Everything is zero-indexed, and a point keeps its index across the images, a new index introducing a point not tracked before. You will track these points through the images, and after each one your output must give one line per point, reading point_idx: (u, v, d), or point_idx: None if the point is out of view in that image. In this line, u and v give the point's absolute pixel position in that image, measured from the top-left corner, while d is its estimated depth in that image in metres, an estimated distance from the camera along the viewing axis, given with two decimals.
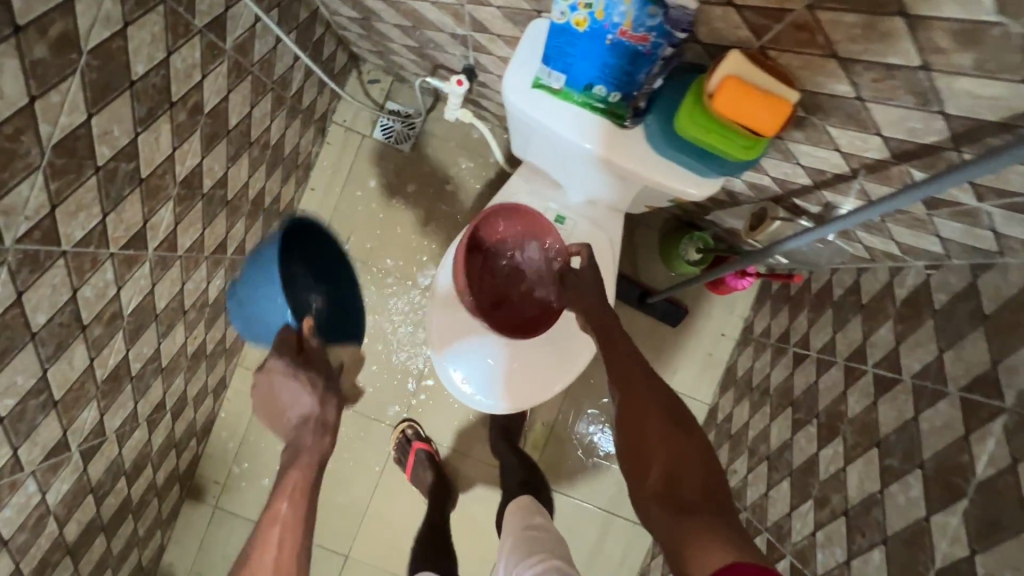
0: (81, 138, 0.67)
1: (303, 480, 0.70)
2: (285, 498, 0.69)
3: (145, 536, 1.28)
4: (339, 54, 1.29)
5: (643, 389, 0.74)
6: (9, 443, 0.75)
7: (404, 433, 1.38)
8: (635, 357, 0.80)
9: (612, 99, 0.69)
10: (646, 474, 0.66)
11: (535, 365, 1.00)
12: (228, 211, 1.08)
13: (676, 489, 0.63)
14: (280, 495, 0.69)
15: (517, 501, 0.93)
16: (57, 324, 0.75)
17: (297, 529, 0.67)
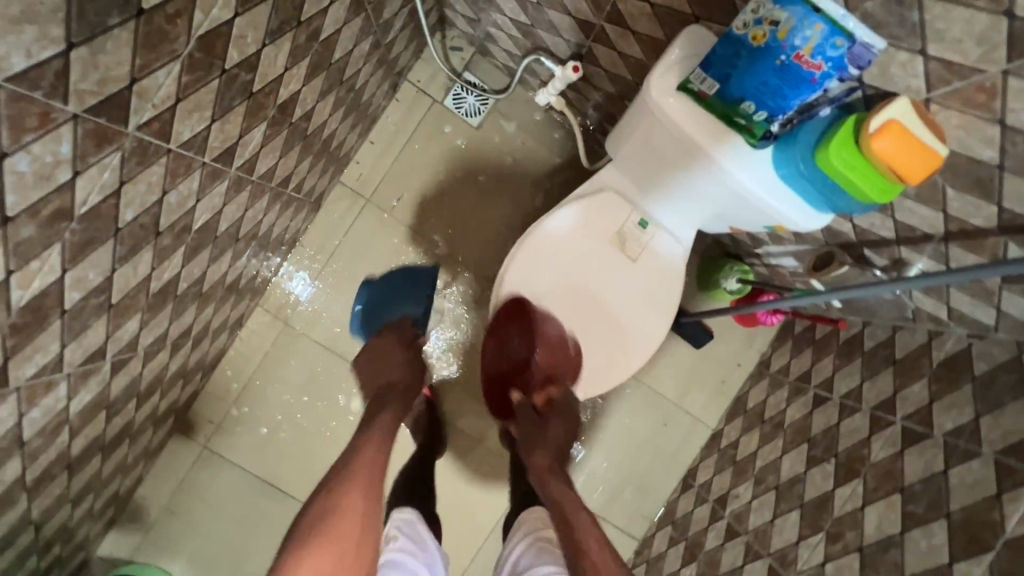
0: (221, 37, 0.64)
1: (371, 463, 0.79)
2: (353, 495, 0.72)
3: (130, 464, 1.21)
4: (432, 13, 1.26)
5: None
6: (61, 340, 0.70)
7: None
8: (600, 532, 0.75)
9: (757, 117, 0.71)
10: None
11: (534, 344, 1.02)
12: (302, 145, 1.04)
13: None
14: (348, 495, 0.72)
15: (525, 513, 0.91)
16: (138, 225, 0.71)
17: (369, 492, 0.74)
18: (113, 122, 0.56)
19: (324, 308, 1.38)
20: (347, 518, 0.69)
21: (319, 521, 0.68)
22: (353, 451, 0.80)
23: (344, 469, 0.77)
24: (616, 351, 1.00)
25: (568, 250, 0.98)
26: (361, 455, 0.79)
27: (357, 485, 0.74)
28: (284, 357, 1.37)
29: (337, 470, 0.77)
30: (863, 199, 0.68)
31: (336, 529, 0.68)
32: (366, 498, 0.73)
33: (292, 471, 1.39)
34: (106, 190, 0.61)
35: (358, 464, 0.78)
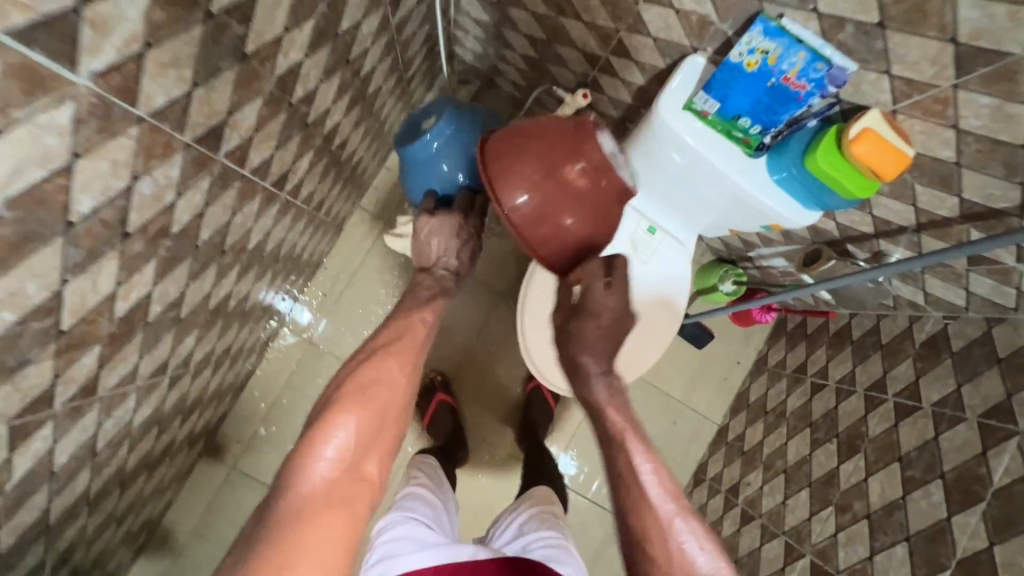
0: (292, 76, 0.73)
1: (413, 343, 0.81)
2: (388, 367, 0.76)
3: (165, 485, 1.24)
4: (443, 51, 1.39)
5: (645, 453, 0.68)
6: (139, 351, 0.76)
7: (433, 379, 1.45)
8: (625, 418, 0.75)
9: (753, 131, 0.84)
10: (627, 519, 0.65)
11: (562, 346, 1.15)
12: (335, 172, 1.14)
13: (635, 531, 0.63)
14: (384, 366, 0.76)
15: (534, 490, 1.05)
16: (210, 244, 0.78)
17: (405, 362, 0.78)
18: (209, 150, 0.65)
19: (347, 325, 1.45)
20: (387, 398, 0.72)
21: (367, 385, 0.72)
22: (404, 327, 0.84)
23: (398, 340, 0.81)
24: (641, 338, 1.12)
25: None
26: (410, 335, 0.83)
27: (403, 364, 0.77)
28: (310, 375, 1.43)
29: (392, 338, 0.81)
30: (846, 196, 0.80)
31: (371, 396, 0.71)
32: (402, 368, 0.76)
33: None
34: (194, 211, 0.69)
35: (395, 350, 0.79)
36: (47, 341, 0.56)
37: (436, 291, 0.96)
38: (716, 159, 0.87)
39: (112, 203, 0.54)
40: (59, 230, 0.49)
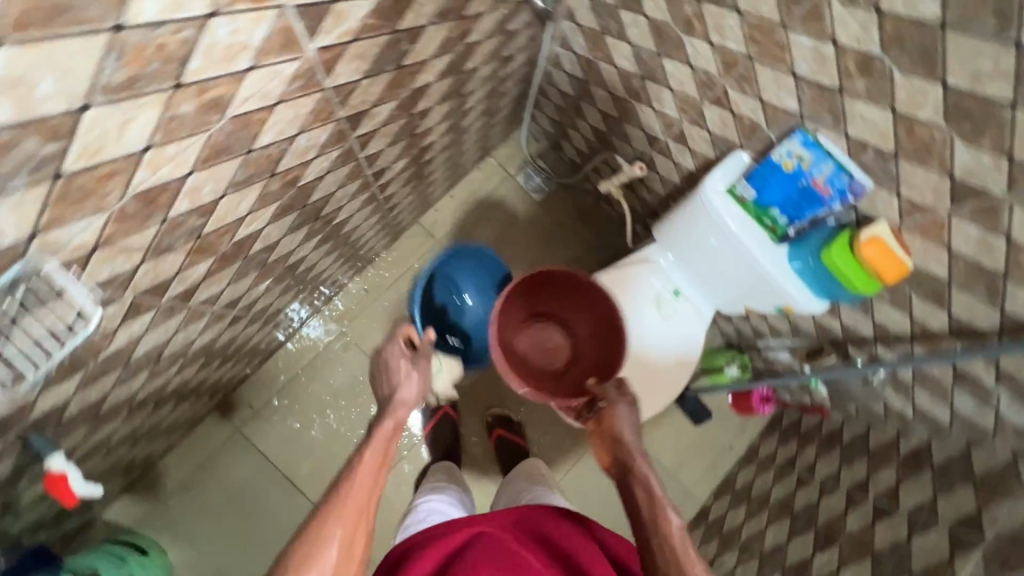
0: (420, 92, 0.91)
1: (369, 480, 0.80)
2: (340, 521, 0.74)
3: (177, 425, 1.31)
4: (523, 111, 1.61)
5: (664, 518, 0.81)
6: (230, 277, 0.89)
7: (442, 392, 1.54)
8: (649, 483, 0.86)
9: (780, 220, 1.00)
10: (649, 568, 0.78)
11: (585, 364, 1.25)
12: (413, 183, 1.31)
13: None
14: (336, 518, 0.74)
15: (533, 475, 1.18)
16: (313, 206, 0.93)
17: (363, 500, 0.77)
18: (349, 128, 0.81)
19: (377, 323, 1.57)
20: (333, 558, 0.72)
21: (318, 540, 0.72)
22: (353, 470, 0.81)
23: (352, 475, 0.80)
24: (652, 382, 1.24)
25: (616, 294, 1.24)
26: (363, 469, 0.80)
27: (355, 513, 0.75)
28: (332, 360, 1.53)
29: (345, 476, 0.80)
30: (851, 288, 0.94)
31: (330, 548, 0.72)
32: (358, 514, 0.76)
33: (312, 470, 1.48)
34: (318, 173, 0.85)
35: (354, 483, 0.78)
36: (191, 237, 0.69)
37: (394, 424, 0.90)
38: (746, 240, 1.02)
39: (282, 145, 0.69)
40: (245, 153, 0.64)
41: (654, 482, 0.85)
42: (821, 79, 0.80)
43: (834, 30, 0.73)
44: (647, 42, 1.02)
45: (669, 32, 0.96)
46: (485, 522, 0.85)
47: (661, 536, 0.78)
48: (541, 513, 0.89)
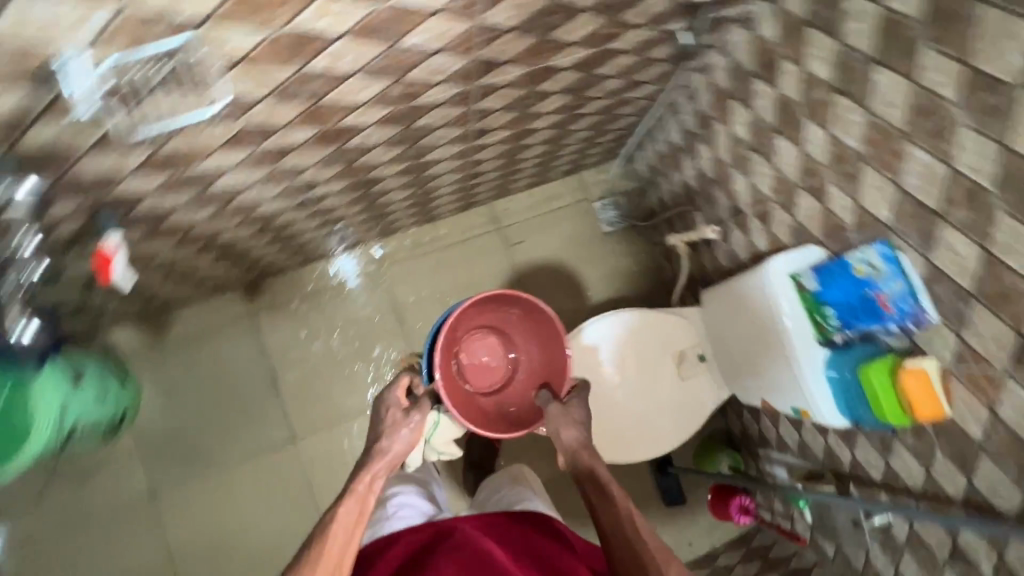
0: (550, 73, 0.98)
1: (346, 529, 0.94)
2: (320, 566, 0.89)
3: (206, 282, 1.39)
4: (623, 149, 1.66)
5: (619, 517, 0.89)
6: (319, 157, 0.96)
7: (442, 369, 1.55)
8: (608, 489, 0.93)
9: (831, 322, 0.98)
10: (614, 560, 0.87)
11: (601, 384, 1.23)
12: (503, 162, 1.37)
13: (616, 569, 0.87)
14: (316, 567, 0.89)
15: (513, 483, 1.19)
16: (415, 130, 1.00)
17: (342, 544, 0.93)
18: (479, 72, 0.88)
19: (414, 277, 1.62)
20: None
21: None
22: (328, 524, 0.94)
23: (333, 524, 0.94)
24: (635, 432, 1.24)
25: (664, 336, 1.25)
26: (337, 528, 0.94)
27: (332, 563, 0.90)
28: (361, 290, 1.59)
29: (323, 528, 0.94)
30: (878, 413, 0.91)
31: None
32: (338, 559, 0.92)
33: (297, 379, 1.53)
34: (434, 100, 0.91)
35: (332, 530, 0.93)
36: (312, 98, 0.77)
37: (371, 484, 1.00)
38: (790, 328, 1.02)
39: (421, 53, 0.76)
40: (390, 43, 0.71)
41: (610, 486, 0.93)
42: (924, 198, 0.80)
43: (954, 152, 0.74)
44: (769, 114, 1.05)
45: (792, 111, 0.99)
46: (462, 522, 0.98)
47: (623, 534, 0.88)
48: (515, 524, 1.00)
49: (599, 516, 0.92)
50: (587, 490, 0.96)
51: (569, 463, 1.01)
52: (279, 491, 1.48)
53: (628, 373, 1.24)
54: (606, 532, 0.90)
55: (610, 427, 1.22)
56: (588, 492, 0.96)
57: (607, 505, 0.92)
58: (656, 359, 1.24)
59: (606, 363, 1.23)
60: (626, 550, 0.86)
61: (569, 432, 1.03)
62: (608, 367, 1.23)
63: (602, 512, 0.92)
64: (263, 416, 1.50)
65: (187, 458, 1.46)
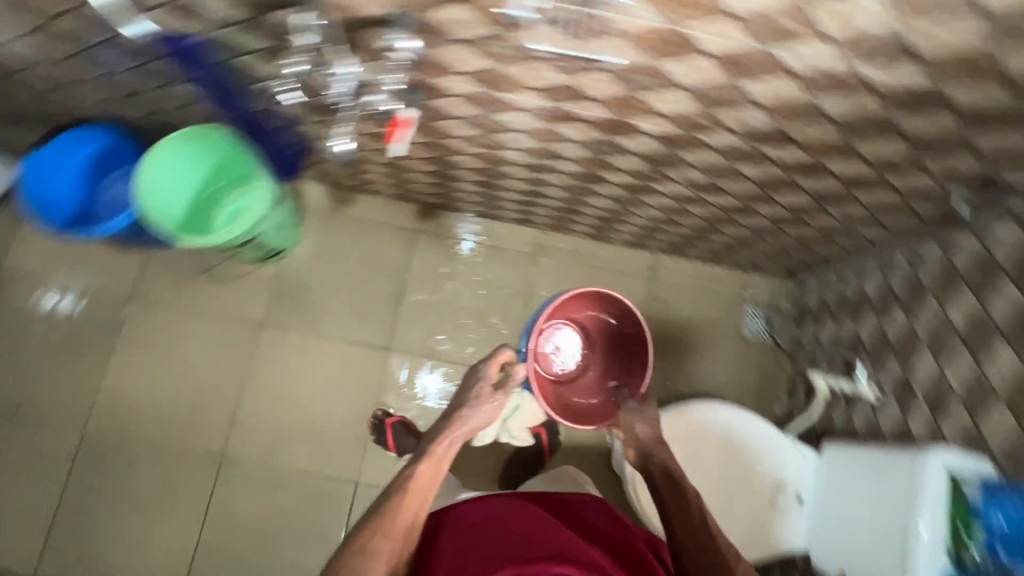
0: (818, 173, 1.01)
1: (423, 491, 1.07)
2: (396, 524, 1.01)
3: (402, 186, 1.53)
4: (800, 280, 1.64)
5: (687, 507, 1.03)
6: (585, 138, 1.05)
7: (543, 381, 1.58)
8: (677, 488, 1.06)
9: (977, 547, 0.89)
10: (684, 543, 0.99)
11: (690, 464, 1.37)
12: (701, 225, 1.40)
13: (685, 553, 0.98)
14: (393, 523, 1.01)
15: (570, 478, 1.40)
16: (672, 159, 1.07)
17: (418, 507, 1.05)
18: (768, 141, 0.93)
19: (558, 279, 1.69)
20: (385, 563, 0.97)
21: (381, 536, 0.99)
22: (405, 486, 1.07)
23: (413, 488, 1.07)
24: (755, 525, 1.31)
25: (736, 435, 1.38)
26: (413, 490, 1.06)
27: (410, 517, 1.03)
28: (508, 263, 1.67)
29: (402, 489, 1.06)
30: None
31: (392, 536, 1.00)
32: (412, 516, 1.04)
33: (417, 304, 1.64)
34: (712, 143, 0.97)
35: (409, 491, 1.06)
36: (634, 90, 0.85)
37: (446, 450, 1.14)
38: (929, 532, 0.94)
39: (746, 98, 0.82)
40: (733, 77, 0.78)
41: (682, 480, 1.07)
42: None
43: None
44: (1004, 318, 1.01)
45: None
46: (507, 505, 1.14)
47: (695, 523, 1.00)
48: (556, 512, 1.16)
49: (666, 511, 1.04)
50: (656, 491, 1.08)
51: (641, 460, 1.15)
52: (349, 387, 1.58)
53: (711, 461, 1.37)
54: (675, 524, 1.01)
55: (725, 513, 1.33)
56: (660, 497, 1.07)
57: (674, 501, 1.04)
58: (733, 455, 1.37)
59: (683, 442, 1.38)
60: (693, 536, 0.99)
61: (641, 427, 1.19)
62: (692, 449, 1.37)
63: (671, 503, 1.04)
64: (373, 317, 1.62)
65: (302, 316, 1.60)
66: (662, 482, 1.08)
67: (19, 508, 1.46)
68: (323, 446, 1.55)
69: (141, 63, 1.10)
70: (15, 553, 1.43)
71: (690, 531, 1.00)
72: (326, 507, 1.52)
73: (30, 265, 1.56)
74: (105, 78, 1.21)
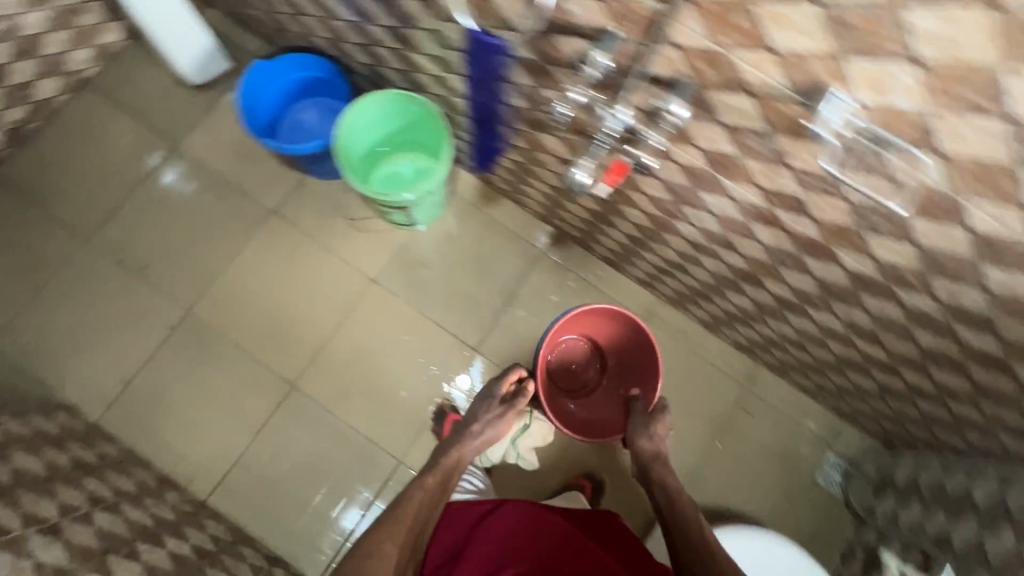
0: (1001, 370, 0.97)
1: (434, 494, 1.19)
2: (403, 530, 1.10)
3: (551, 208, 1.57)
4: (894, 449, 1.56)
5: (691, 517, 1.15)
6: (773, 244, 1.05)
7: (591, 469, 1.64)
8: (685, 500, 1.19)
9: None
10: (684, 548, 1.10)
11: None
12: (826, 359, 1.37)
13: (686, 553, 1.10)
14: (397, 530, 1.10)
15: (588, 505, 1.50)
16: (848, 295, 1.05)
17: (426, 510, 1.16)
18: (969, 321, 0.90)
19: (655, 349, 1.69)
20: (394, 564, 1.06)
21: (390, 538, 1.09)
22: (417, 488, 1.18)
23: (427, 498, 1.18)
24: None
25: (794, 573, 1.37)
26: (426, 498, 1.18)
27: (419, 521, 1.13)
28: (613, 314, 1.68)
29: (413, 496, 1.17)
30: None
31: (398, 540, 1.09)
32: (420, 521, 1.14)
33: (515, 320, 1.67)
34: (905, 300, 0.96)
35: (421, 495, 1.17)
36: (865, 228, 0.85)
37: (459, 459, 1.27)
38: None
39: (978, 279, 0.80)
40: (981, 258, 0.77)
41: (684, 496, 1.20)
42: None
43: None
44: None
45: None
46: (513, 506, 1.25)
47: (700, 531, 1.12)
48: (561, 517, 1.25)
49: (673, 520, 1.16)
50: (665, 503, 1.20)
51: (650, 475, 1.27)
52: (428, 366, 1.62)
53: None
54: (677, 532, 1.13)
55: None
56: (665, 508, 1.19)
57: (681, 514, 1.16)
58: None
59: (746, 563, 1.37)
60: (698, 542, 1.09)
61: (646, 444, 1.31)
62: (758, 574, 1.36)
63: (675, 511, 1.17)
64: (472, 314, 1.66)
65: (411, 288, 1.66)
66: (670, 497, 1.21)
67: (110, 357, 1.56)
68: (384, 415, 1.59)
69: (398, 27, 1.18)
70: (92, 395, 1.54)
71: (695, 539, 1.11)
72: (365, 471, 1.55)
73: (205, 151, 1.69)
74: (353, 24, 1.31)
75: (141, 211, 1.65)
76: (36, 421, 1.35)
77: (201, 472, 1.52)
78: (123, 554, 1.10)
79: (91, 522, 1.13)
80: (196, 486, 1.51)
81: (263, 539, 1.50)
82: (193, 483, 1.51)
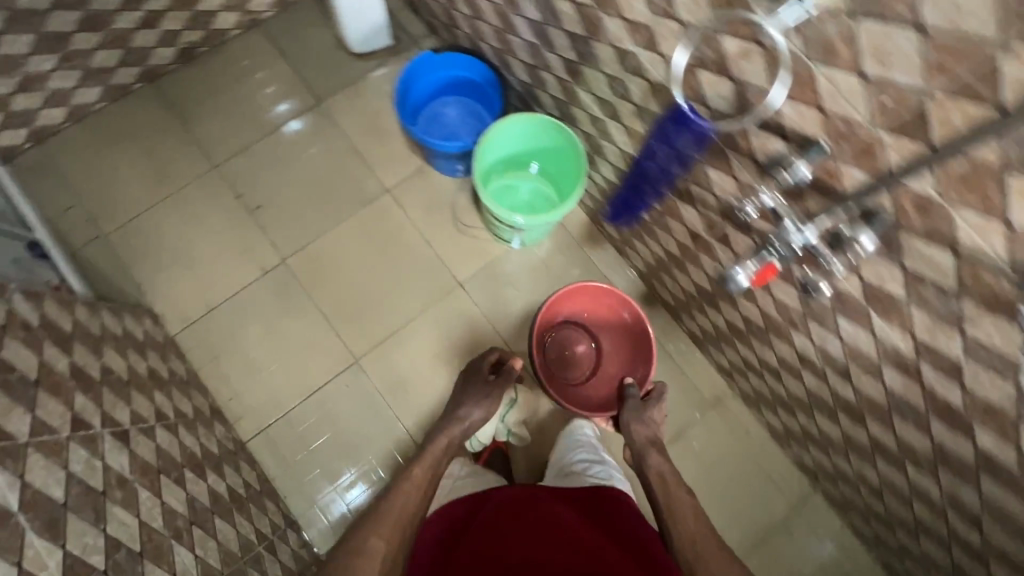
0: None
1: (422, 486, 1.21)
2: (390, 528, 1.10)
3: (654, 269, 1.55)
4: None
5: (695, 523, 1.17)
6: (899, 392, 0.99)
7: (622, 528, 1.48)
8: (692, 512, 1.20)
9: None
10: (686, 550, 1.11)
11: None
12: (899, 515, 1.29)
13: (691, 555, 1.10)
14: (383, 528, 1.09)
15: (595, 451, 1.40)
16: (964, 471, 0.98)
17: (412, 505, 1.16)
18: None
19: (712, 438, 1.63)
20: (380, 561, 1.05)
21: (379, 545, 1.07)
22: (402, 484, 1.19)
23: (414, 498, 1.17)
24: None
25: None
26: (412, 499, 1.16)
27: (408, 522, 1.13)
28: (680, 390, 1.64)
29: (401, 499, 1.15)
30: None
31: (384, 542, 1.08)
32: (405, 520, 1.12)
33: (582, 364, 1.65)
34: None
35: (405, 493, 1.17)
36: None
37: (446, 452, 1.31)
38: None
39: None
40: None
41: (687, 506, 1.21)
42: None
43: None
44: None
45: None
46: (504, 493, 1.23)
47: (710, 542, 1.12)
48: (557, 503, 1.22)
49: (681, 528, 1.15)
50: (668, 510, 1.21)
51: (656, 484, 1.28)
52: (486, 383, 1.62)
53: None
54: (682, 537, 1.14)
55: None
56: (668, 516, 1.20)
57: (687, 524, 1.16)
58: None
59: None
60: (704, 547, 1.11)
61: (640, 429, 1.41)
62: None
63: (680, 520, 1.18)
64: None
65: (493, 301, 1.67)
66: (675, 507, 1.21)
67: (202, 280, 1.63)
68: (431, 416, 1.59)
69: (576, 61, 1.19)
70: (176, 311, 1.61)
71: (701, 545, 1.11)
72: (397, 464, 1.56)
73: (343, 115, 1.75)
74: (528, 45, 1.33)
75: (269, 154, 1.72)
76: (128, 321, 1.42)
77: (249, 415, 1.56)
78: (173, 477, 1.13)
79: (153, 437, 1.17)
80: (241, 426, 1.55)
81: (285, 497, 1.52)
82: (240, 422, 1.55)
